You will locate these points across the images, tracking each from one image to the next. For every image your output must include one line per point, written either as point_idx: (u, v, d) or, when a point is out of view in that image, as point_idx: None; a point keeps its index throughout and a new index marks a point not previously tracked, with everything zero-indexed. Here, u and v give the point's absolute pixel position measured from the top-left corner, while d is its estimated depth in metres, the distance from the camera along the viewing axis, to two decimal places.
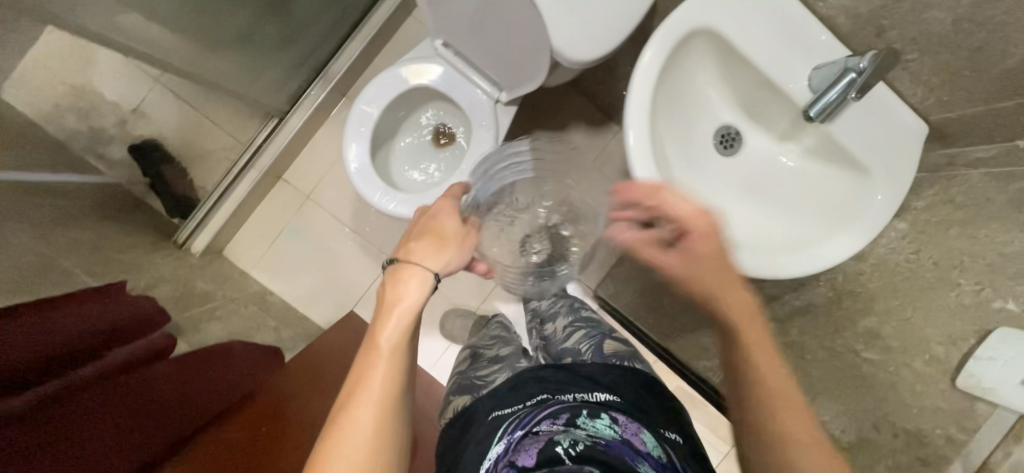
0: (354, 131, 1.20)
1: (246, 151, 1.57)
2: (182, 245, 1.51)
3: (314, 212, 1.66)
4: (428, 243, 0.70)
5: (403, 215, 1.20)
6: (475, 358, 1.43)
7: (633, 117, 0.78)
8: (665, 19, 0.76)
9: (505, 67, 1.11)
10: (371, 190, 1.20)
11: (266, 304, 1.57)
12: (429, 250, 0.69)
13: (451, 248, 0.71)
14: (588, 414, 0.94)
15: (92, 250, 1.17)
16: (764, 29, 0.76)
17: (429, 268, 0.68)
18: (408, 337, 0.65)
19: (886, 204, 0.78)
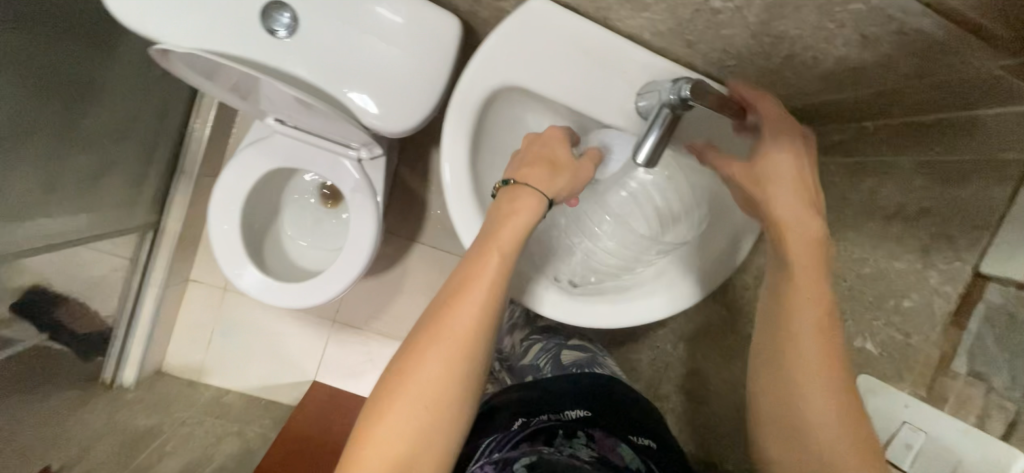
0: (222, 237, 1.11)
1: (137, 269, 1.45)
2: (111, 384, 1.43)
3: (238, 302, 1.57)
4: (541, 168, 0.70)
5: (306, 305, 1.12)
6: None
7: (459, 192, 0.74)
8: (465, 81, 0.72)
9: (346, 131, 0.99)
10: (263, 291, 1.12)
11: (224, 407, 1.53)
12: (531, 205, 0.67)
13: (529, 206, 0.68)
14: (567, 433, 0.85)
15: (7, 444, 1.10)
16: (569, 63, 0.71)
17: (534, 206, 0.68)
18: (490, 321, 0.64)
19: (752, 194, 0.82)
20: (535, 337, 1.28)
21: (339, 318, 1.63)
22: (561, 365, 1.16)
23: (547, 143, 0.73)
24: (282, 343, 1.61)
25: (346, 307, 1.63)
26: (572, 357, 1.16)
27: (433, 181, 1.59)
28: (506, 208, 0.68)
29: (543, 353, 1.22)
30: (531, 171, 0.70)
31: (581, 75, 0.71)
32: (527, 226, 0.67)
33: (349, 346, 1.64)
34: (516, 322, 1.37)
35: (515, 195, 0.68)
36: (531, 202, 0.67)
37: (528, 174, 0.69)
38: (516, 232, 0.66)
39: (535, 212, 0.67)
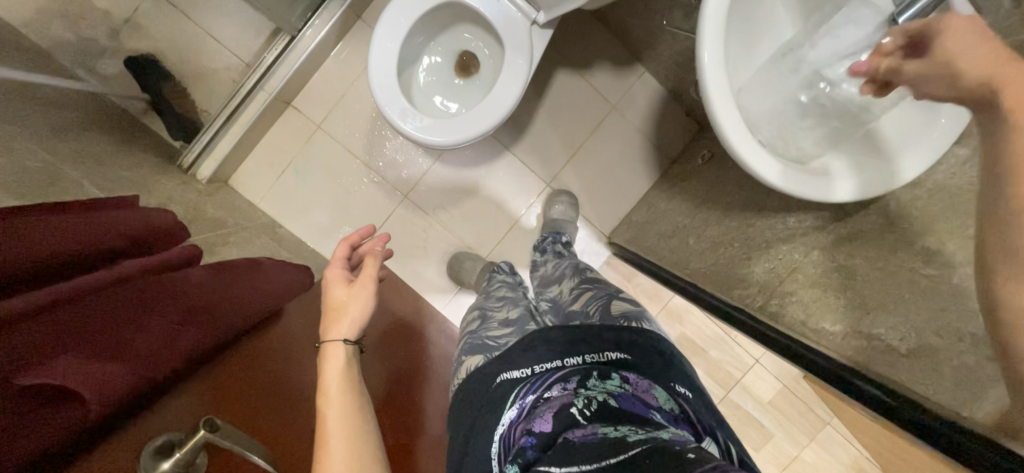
0: (381, 51, 1.13)
1: (253, 72, 1.46)
2: (187, 170, 1.42)
3: (324, 144, 1.58)
4: (328, 319, 0.79)
5: (429, 140, 1.16)
6: (484, 319, 1.09)
7: (708, 24, 0.70)
8: None
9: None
10: (398, 112, 1.14)
11: (278, 235, 1.52)
12: (347, 326, 0.79)
13: (346, 314, 0.79)
14: (600, 376, 0.77)
15: (99, 163, 1.10)
16: None
17: (340, 337, 0.77)
18: (351, 389, 0.73)
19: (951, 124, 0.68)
20: (585, 285, 1.10)
21: (412, 196, 1.64)
22: (607, 316, 0.96)
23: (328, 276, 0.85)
24: (349, 199, 1.61)
25: (423, 188, 1.64)
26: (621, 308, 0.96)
27: (546, 100, 1.64)
28: (331, 305, 0.81)
29: (590, 300, 1.03)
30: (333, 284, 0.83)
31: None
32: (355, 312, 0.79)
33: (411, 226, 1.66)
34: (565, 273, 1.22)
35: (322, 339, 0.78)
36: (344, 327, 0.78)
37: (329, 305, 0.81)
38: (347, 323, 0.78)
39: (341, 350, 0.76)
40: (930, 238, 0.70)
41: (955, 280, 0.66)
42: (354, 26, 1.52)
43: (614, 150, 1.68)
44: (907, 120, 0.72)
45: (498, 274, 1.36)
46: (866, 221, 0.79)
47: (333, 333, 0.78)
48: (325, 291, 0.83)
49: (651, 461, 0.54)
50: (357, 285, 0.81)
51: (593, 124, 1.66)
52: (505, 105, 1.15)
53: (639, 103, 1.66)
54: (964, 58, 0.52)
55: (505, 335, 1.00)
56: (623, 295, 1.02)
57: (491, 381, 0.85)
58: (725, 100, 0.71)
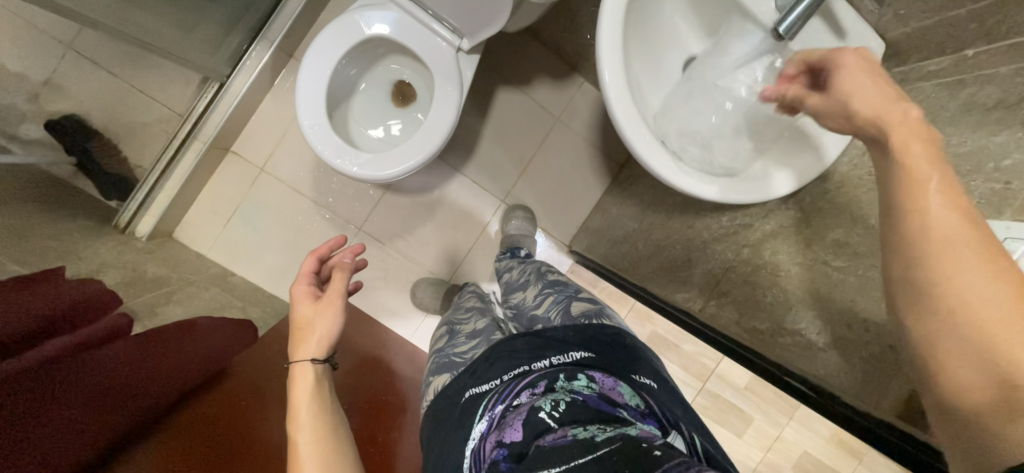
0: (308, 93, 1.13)
1: (187, 121, 1.44)
2: (123, 229, 1.39)
3: (270, 185, 1.55)
4: (296, 338, 0.73)
5: (366, 175, 1.15)
6: (451, 333, 1.04)
7: (607, 48, 0.72)
8: None
9: (466, 15, 1.06)
10: (332, 151, 1.13)
11: (230, 285, 1.48)
12: (314, 344, 0.73)
13: (316, 329, 0.73)
14: (566, 376, 0.68)
15: (21, 237, 1.05)
16: None
17: (309, 356, 0.71)
18: (323, 407, 0.69)
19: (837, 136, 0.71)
20: (548, 289, 1.06)
21: (366, 227, 1.62)
22: (570, 317, 0.92)
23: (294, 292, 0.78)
24: (302, 238, 1.58)
25: (376, 219, 1.63)
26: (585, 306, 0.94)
27: (490, 119, 1.66)
28: (297, 324, 0.75)
29: (552, 305, 0.99)
30: (301, 303, 0.76)
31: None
32: (325, 328, 0.74)
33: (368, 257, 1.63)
34: (528, 280, 1.17)
35: (291, 358, 0.72)
36: (313, 347, 0.72)
37: (296, 325, 0.75)
38: (314, 341, 0.73)
39: (309, 371, 0.71)
40: (838, 230, 0.73)
41: (863, 271, 0.69)
42: (287, 65, 1.50)
43: (564, 161, 1.70)
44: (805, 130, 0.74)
45: (464, 293, 1.33)
46: (785, 216, 0.83)
47: (303, 352, 0.72)
48: (295, 310, 0.76)
49: (620, 462, 0.46)
50: (325, 301, 0.75)
51: (540, 137, 1.68)
52: (438, 135, 1.15)
53: (582, 112, 1.69)
54: (859, 97, 0.52)
55: (469, 348, 0.94)
56: (581, 295, 0.99)
57: (454, 401, 0.79)
58: (632, 117, 0.73)
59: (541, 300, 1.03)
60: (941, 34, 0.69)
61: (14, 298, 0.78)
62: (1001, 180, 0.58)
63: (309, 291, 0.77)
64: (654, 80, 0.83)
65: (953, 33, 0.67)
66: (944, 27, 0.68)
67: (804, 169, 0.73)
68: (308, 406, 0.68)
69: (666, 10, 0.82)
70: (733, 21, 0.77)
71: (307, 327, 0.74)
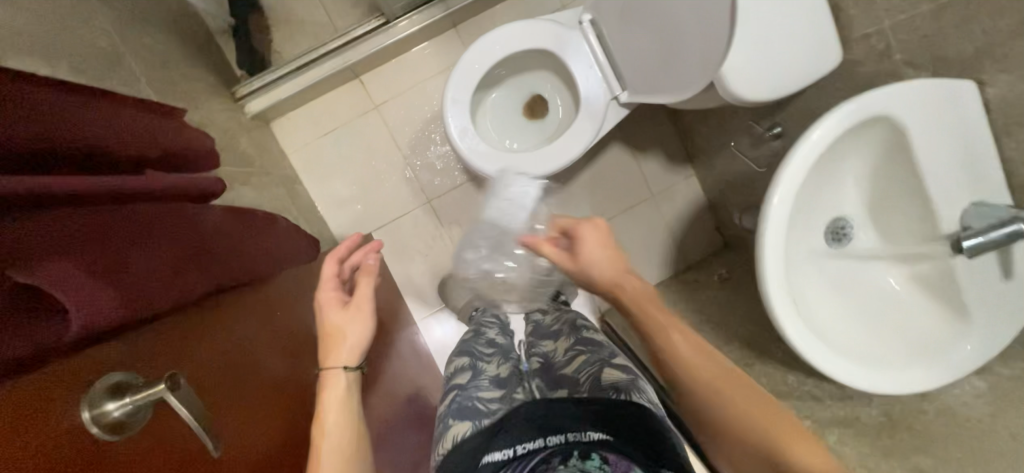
0: (466, 69, 1.17)
1: (339, 38, 1.47)
2: (237, 98, 1.42)
3: (374, 124, 1.59)
4: (327, 346, 0.74)
5: (477, 165, 1.17)
6: (474, 370, 0.98)
7: (786, 175, 0.72)
8: (858, 94, 0.71)
9: (641, 74, 1.07)
10: (459, 131, 1.17)
11: (294, 192, 1.50)
12: (346, 348, 0.73)
13: (349, 336, 0.74)
14: (580, 453, 0.63)
15: (161, 65, 1.10)
16: (958, 150, 0.69)
17: (341, 364, 0.72)
18: (350, 407, 0.70)
19: (973, 357, 0.71)
20: (579, 347, 1.00)
21: (435, 203, 1.64)
22: (600, 389, 0.86)
23: (321, 296, 0.78)
24: (375, 184, 1.60)
25: (447, 200, 1.64)
26: (616, 376, 0.87)
27: (592, 166, 1.67)
28: (325, 332, 0.75)
29: (583, 367, 0.93)
30: (325, 299, 0.77)
31: (950, 158, 0.69)
32: (354, 334, 0.74)
33: (422, 230, 1.64)
34: (560, 329, 1.11)
35: (321, 365, 0.72)
36: (343, 351, 0.73)
37: (325, 329, 0.75)
38: (347, 343, 0.73)
39: (340, 378, 0.71)
40: (922, 458, 0.71)
41: None
42: (446, 32, 1.56)
43: (639, 237, 1.69)
44: (927, 338, 0.76)
45: (490, 316, 1.27)
46: (866, 414, 0.79)
47: (333, 358, 0.72)
48: (322, 307, 0.77)
49: None
50: (353, 308, 0.75)
51: (628, 205, 1.68)
52: (559, 161, 1.17)
53: (676, 201, 1.69)
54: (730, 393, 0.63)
55: (495, 400, 0.89)
56: (616, 362, 0.92)
57: (475, 444, 0.72)
58: (772, 252, 0.73)
59: (570, 361, 0.96)
60: None
61: (143, 123, 0.80)
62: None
63: (333, 298, 0.77)
64: (805, 223, 0.81)
65: None
66: None
67: (912, 379, 0.73)
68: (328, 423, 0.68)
69: (845, 168, 0.81)
70: (905, 209, 0.77)
71: (335, 340, 0.74)
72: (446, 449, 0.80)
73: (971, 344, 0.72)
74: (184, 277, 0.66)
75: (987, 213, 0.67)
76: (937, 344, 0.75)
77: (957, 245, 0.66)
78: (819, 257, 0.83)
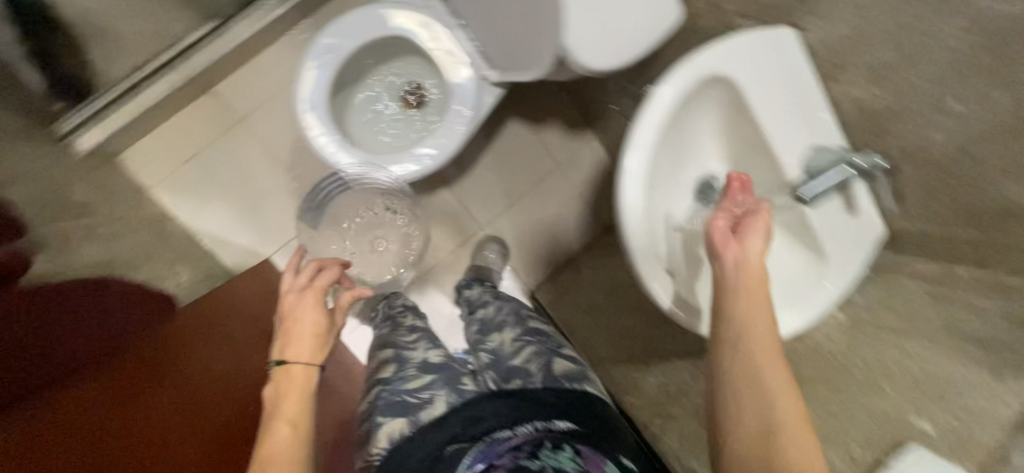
0: (315, 67, 1.05)
1: (173, 47, 1.30)
2: (60, 136, 1.21)
3: (243, 139, 1.43)
4: (303, 342, 0.91)
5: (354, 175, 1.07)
6: (400, 360, 0.93)
7: (637, 139, 0.70)
8: (690, 55, 0.69)
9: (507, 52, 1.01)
10: (324, 141, 1.06)
11: (164, 231, 1.34)
12: (309, 342, 0.92)
13: (309, 339, 0.92)
14: (551, 445, 0.67)
15: None
16: (789, 104, 0.70)
17: (306, 362, 0.89)
18: (307, 392, 0.87)
19: (832, 294, 0.76)
20: (526, 336, 0.95)
21: None
22: (550, 378, 0.85)
23: (289, 302, 0.97)
24: (262, 204, 1.46)
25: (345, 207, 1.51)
26: (564, 365, 0.87)
27: (493, 146, 1.62)
28: (285, 336, 0.92)
29: (530, 355, 0.90)
30: (315, 307, 0.95)
31: (777, 98, 0.70)
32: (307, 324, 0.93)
33: None
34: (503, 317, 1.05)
35: (284, 359, 0.89)
36: (306, 347, 0.91)
37: (285, 335, 0.93)
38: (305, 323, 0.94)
39: (299, 372, 0.88)
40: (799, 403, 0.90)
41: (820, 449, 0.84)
42: (302, 23, 1.40)
43: (554, 207, 1.66)
44: (791, 282, 0.80)
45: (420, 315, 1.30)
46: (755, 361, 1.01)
47: (297, 356, 0.89)
48: (293, 316, 0.94)
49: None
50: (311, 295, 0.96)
51: (536, 178, 1.65)
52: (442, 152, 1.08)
53: (583, 167, 1.67)
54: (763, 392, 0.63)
55: (424, 389, 0.86)
56: (564, 351, 0.91)
57: (433, 449, 0.73)
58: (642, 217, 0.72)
59: (520, 351, 0.92)
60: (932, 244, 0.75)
61: None
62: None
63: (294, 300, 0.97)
64: (670, 187, 0.80)
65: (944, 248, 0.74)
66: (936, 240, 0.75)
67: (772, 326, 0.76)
68: (280, 432, 0.81)
69: (697, 128, 0.80)
70: (759, 160, 0.77)
71: (289, 343, 0.91)
72: (384, 451, 0.79)
73: (830, 283, 0.76)
74: (49, 361, 0.75)
75: (823, 157, 0.69)
76: (800, 285, 0.78)
77: (797, 197, 0.67)
78: (689, 220, 0.82)
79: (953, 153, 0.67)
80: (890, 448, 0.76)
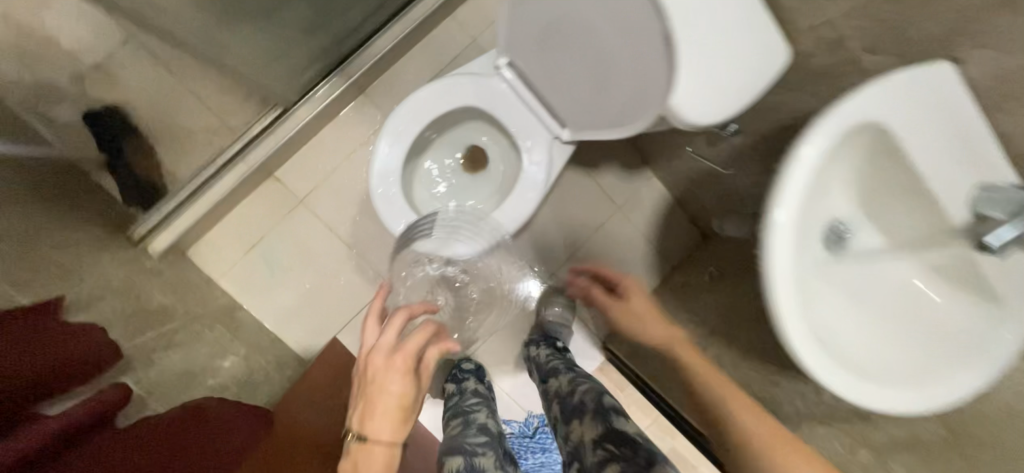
0: (388, 144, 1.05)
1: (238, 140, 1.30)
2: (136, 242, 1.21)
3: (306, 221, 1.42)
4: (393, 418, 0.71)
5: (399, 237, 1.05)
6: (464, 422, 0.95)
7: (786, 192, 0.62)
8: (859, 89, 0.62)
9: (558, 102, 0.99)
10: (387, 199, 1.04)
11: (233, 322, 1.31)
12: (387, 419, 0.70)
13: (392, 420, 0.71)
14: None
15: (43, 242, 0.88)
16: (938, 127, 0.61)
17: (384, 441, 0.69)
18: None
19: (1017, 345, 0.65)
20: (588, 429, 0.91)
21: None
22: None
23: (376, 359, 0.74)
24: (325, 281, 1.43)
25: None
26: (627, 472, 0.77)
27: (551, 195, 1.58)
28: (370, 403, 0.71)
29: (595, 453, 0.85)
30: (403, 379, 0.73)
31: (944, 160, 0.63)
32: (396, 384, 0.72)
33: None
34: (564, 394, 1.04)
35: (363, 435, 0.69)
36: (384, 426, 0.70)
37: (367, 396, 0.72)
38: (396, 383, 0.72)
39: (378, 451, 0.68)
40: None
41: None
42: (354, 100, 1.39)
43: (616, 253, 1.60)
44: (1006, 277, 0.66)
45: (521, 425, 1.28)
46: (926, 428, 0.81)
47: (377, 432, 0.69)
48: (377, 378, 0.73)
49: None
50: (399, 356, 0.74)
51: (598, 223, 1.59)
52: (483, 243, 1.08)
53: (644, 207, 1.61)
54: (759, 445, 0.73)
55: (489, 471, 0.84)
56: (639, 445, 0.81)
57: None
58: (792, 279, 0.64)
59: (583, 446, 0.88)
60: None
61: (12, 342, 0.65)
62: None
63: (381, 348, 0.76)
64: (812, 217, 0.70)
65: None
66: None
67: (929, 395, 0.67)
68: None
69: (828, 188, 0.72)
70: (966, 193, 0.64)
71: (365, 426, 0.70)
72: None
73: (1013, 334, 0.66)
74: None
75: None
76: (976, 335, 0.69)
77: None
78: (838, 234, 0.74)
79: None
80: None
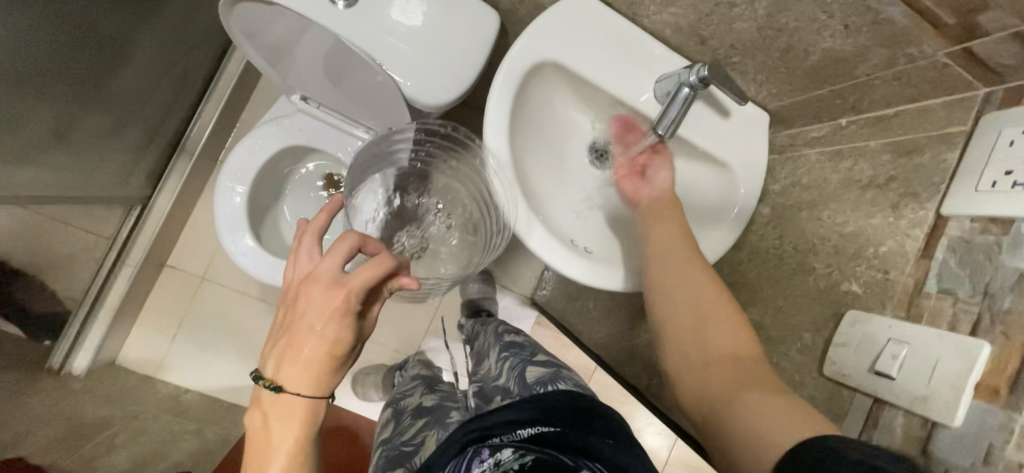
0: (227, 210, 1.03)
1: (115, 247, 1.22)
2: (58, 370, 1.18)
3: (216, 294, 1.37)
4: (314, 367, 0.49)
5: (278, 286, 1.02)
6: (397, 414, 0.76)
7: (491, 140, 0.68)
8: (518, 38, 0.67)
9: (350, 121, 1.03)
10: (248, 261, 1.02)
11: None
12: (305, 370, 0.49)
13: (318, 363, 0.49)
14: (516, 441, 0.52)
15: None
16: (598, 45, 0.68)
17: (309, 398, 0.49)
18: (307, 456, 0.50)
19: (749, 196, 0.74)
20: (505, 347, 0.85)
21: None
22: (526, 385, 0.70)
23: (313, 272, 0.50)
24: None
25: None
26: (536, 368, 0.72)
27: None
28: (286, 336, 0.50)
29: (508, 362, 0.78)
30: (338, 321, 0.49)
31: (621, 72, 0.70)
32: (312, 322, 0.49)
33: None
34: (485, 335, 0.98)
35: (274, 383, 0.49)
36: (303, 376, 0.49)
37: (280, 331, 0.51)
38: (313, 313, 0.49)
39: (307, 409, 0.49)
40: (751, 310, 0.71)
41: (776, 359, 0.64)
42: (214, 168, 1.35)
43: None
44: (724, 138, 0.73)
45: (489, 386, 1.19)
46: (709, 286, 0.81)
47: (294, 384, 0.48)
48: (290, 317, 0.50)
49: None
50: (341, 287, 0.49)
51: None
52: None
53: None
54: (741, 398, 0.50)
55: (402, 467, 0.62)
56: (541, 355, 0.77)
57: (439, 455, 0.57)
58: (527, 212, 0.70)
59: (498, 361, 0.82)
60: (804, 111, 0.69)
61: None
62: (880, 268, 0.55)
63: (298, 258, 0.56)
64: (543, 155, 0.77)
65: (811, 112, 0.69)
66: (805, 106, 0.69)
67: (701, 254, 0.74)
68: None
69: (557, 111, 0.78)
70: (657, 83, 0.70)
71: (279, 359, 0.49)
72: None
73: (743, 188, 0.74)
74: None
75: (663, 16, 0.67)
76: (720, 199, 0.77)
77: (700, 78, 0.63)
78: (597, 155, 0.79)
79: (769, 32, 0.61)
80: (828, 323, 0.58)
